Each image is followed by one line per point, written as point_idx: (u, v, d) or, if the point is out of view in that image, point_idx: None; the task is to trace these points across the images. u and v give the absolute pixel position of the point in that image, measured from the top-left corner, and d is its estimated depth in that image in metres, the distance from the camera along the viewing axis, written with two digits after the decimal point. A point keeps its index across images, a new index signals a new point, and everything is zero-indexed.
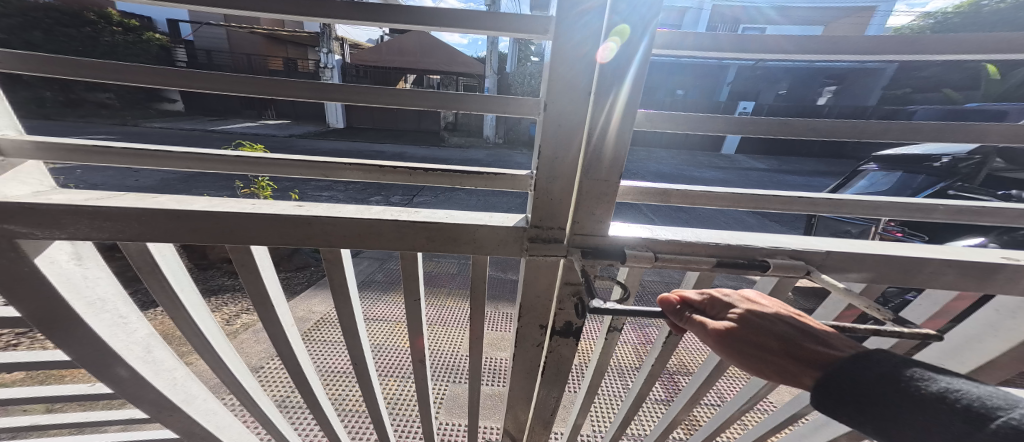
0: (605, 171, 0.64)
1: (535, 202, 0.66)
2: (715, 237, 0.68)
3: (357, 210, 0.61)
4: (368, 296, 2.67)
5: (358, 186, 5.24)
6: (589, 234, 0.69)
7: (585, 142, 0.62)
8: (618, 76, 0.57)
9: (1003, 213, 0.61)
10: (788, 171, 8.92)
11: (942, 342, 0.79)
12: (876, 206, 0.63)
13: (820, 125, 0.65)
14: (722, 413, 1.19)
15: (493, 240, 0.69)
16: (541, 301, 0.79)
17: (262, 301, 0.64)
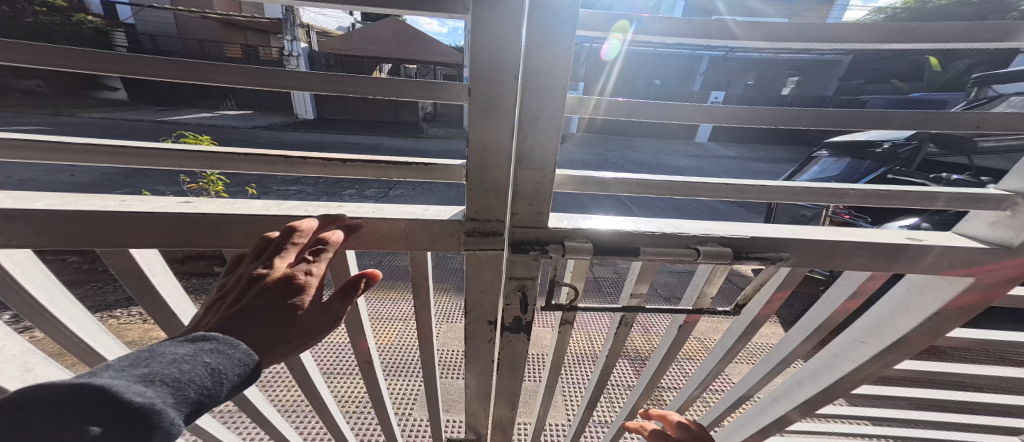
0: (540, 160, 0.61)
1: (470, 194, 0.62)
2: (655, 224, 0.68)
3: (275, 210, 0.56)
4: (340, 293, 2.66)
5: (328, 180, 5.06)
6: (528, 227, 0.66)
7: (519, 132, 0.58)
8: (551, 63, 0.54)
9: (908, 196, 0.63)
10: (756, 158, 9.33)
11: (861, 321, 0.85)
12: (800, 192, 0.64)
13: (743, 113, 0.64)
14: (680, 398, 1.23)
15: (429, 235, 0.64)
16: (486, 297, 0.76)
17: (158, 309, 0.63)
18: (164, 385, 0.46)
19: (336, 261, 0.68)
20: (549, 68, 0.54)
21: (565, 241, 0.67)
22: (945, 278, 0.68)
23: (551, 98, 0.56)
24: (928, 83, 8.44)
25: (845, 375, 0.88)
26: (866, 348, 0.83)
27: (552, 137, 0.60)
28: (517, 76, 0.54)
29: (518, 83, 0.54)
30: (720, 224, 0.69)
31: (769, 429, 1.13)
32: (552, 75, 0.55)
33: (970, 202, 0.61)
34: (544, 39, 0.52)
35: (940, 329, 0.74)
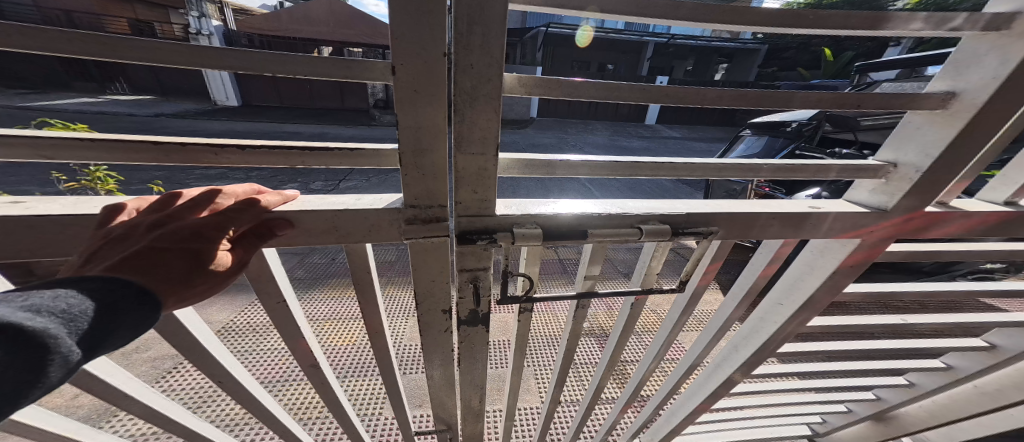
0: (480, 144, 0.58)
1: (405, 179, 0.58)
2: (600, 205, 0.70)
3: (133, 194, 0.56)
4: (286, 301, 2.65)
5: (265, 175, 4.58)
6: (474, 216, 0.64)
7: (458, 114, 0.55)
8: (483, 38, 0.50)
9: (808, 169, 0.72)
10: (694, 138, 10.17)
11: (779, 284, 0.99)
12: (723, 168, 0.70)
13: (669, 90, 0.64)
14: (640, 373, 1.31)
15: (364, 226, 0.61)
16: (436, 287, 0.74)
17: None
18: (52, 315, 0.45)
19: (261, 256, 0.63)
20: (481, 43, 0.50)
21: (513, 228, 0.66)
22: (840, 241, 0.80)
23: (487, 77, 0.53)
24: (828, 71, 9.78)
25: (771, 335, 1.03)
26: (783, 309, 0.98)
27: (491, 120, 0.57)
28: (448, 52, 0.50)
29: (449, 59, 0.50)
30: (657, 202, 0.73)
31: (715, 387, 1.27)
32: (486, 50, 0.51)
33: (857, 173, 0.71)
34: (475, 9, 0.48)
35: (838, 286, 0.89)
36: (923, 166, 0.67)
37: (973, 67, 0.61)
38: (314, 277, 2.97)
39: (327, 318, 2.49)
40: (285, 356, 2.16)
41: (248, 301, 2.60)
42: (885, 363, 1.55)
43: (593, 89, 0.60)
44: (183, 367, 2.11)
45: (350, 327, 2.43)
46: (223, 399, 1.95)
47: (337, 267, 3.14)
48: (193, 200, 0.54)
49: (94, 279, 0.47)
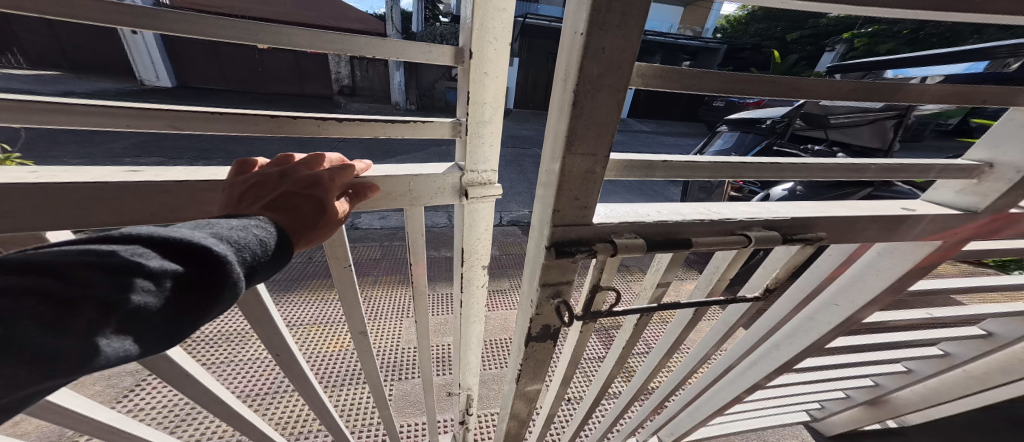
0: (594, 145, 0.47)
1: (470, 147, 0.77)
2: (696, 209, 0.62)
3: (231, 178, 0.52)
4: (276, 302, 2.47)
5: None
6: (571, 225, 0.55)
7: (575, 107, 0.44)
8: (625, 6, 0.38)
9: (913, 169, 0.66)
10: (664, 131, 10.57)
11: (832, 285, 0.95)
12: (828, 170, 0.64)
13: (805, 84, 0.52)
14: (675, 376, 1.25)
15: (435, 190, 0.74)
16: (479, 244, 0.94)
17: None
18: (230, 244, 0.48)
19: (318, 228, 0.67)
20: (621, 19, 0.38)
21: (611, 238, 0.57)
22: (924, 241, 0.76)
23: (621, 63, 0.42)
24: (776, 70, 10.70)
25: (821, 336, 1.00)
26: (839, 310, 0.95)
27: (612, 116, 0.45)
28: (581, 32, 0.39)
29: (582, 40, 0.39)
30: (754, 206, 0.65)
31: (748, 383, 1.23)
32: (626, 29, 0.39)
33: (955, 174, 0.68)
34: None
35: (903, 284, 0.86)
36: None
37: None
38: (293, 279, 2.71)
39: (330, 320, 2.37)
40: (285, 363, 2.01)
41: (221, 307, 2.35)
42: (888, 352, 1.61)
43: (724, 82, 0.50)
44: (147, 382, 1.90)
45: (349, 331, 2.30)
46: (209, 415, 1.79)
47: (317, 266, 2.89)
48: (304, 161, 0.62)
49: (255, 218, 0.52)
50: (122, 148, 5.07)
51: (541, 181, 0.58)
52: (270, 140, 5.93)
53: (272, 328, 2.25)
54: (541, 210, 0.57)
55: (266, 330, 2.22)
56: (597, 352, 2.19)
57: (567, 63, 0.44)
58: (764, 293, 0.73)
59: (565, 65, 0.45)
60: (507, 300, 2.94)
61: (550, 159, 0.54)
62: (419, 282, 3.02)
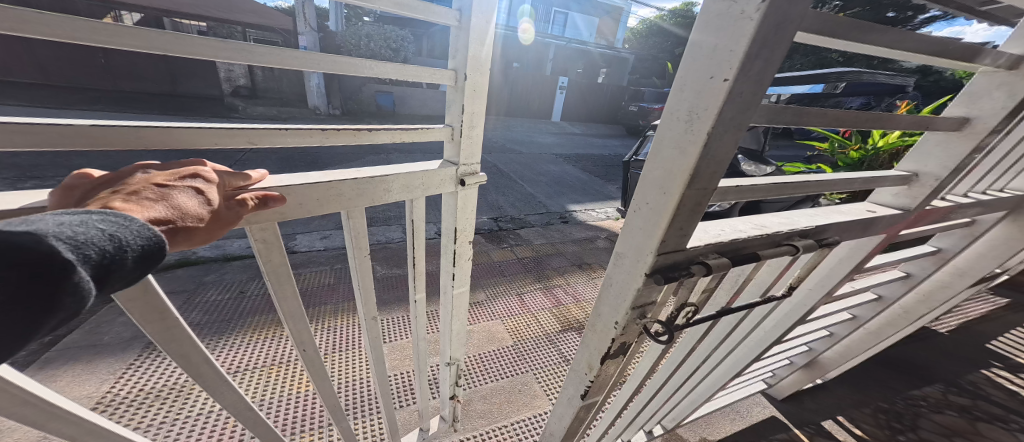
0: (709, 179, 0.52)
1: (466, 145, 0.91)
2: (745, 223, 0.68)
3: (299, 184, 0.60)
4: (223, 337, 2.00)
5: None
6: (670, 251, 0.60)
7: (704, 147, 0.47)
8: (767, 56, 0.41)
9: (886, 179, 0.77)
10: (594, 132, 11.39)
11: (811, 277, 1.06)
12: (851, 180, 0.71)
13: (850, 114, 0.57)
14: (698, 374, 1.29)
15: (436, 181, 0.88)
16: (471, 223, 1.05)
17: (152, 314, 0.52)
18: (63, 241, 0.40)
19: (347, 218, 0.74)
20: (762, 68, 0.42)
21: (699, 260, 0.62)
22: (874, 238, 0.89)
23: (747, 109, 0.46)
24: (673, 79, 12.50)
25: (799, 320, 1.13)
26: (810, 295, 1.08)
27: (730, 153, 0.50)
28: (726, 79, 0.42)
29: (726, 87, 0.42)
30: (792, 215, 0.72)
31: (749, 359, 1.31)
32: (763, 79, 0.43)
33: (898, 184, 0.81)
34: (777, 26, 0.39)
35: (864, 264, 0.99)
36: (941, 176, 0.79)
37: (985, 98, 0.74)
38: (229, 316, 2.17)
39: (327, 350, 2.12)
40: (280, 403, 1.68)
41: (136, 354, 1.81)
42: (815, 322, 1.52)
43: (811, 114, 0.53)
44: None
45: (339, 360, 2.06)
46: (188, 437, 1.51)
47: (254, 302, 2.30)
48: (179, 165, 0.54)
49: (103, 212, 0.44)
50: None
51: (634, 207, 0.62)
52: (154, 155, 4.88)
53: (242, 370, 1.82)
54: (640, 236, 0.61)
55: (239, 372, 1.81)
56: None
57: (695, 104, 0.47)
58: (788, 290, 0.87)
59: (691, 105, 0.47)
60: (488, 310, 2.90)
61: (654, 189, 0.57)
62: (384, 302, 2.83)
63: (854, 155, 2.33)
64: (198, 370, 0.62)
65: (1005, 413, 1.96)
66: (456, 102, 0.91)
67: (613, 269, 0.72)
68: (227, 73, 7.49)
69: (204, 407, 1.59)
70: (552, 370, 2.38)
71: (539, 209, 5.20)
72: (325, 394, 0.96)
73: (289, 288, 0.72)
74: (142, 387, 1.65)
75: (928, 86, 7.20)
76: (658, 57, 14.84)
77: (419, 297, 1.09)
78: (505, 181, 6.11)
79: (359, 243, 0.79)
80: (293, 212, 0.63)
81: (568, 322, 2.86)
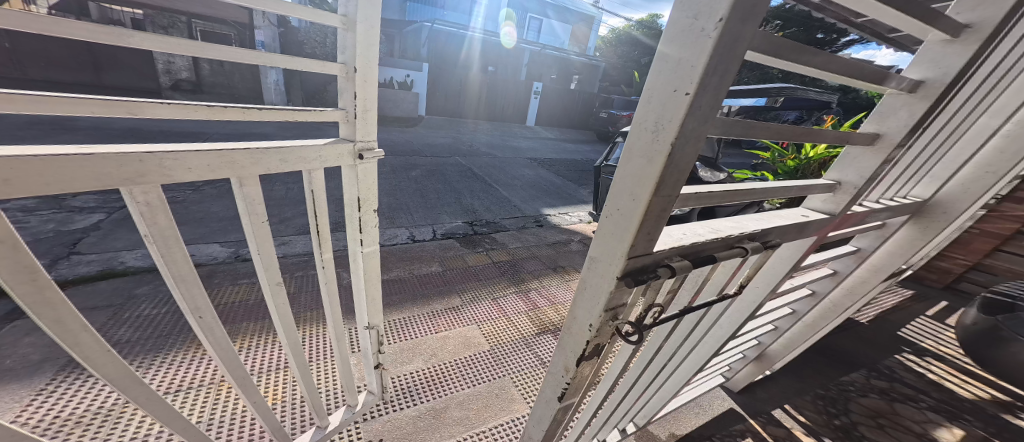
0: (674, 186, 0.56)
1: (360, 124, 1.05)
2: (704, 227, 0.73)
3: (186, 152, 0.64)
4: (171, 352, 1.87)
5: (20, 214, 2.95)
6: (640, 255, 0.63)
7: (670, 155, 0.51)
8: (721, 75, 0.47)
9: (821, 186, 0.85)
10: (566, 137, 11.64)
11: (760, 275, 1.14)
12: (803, 187, 0.77)
13: (792, 129, 0.63)
14: (666, 371, 1.36)
15: (334, 154, 1.00)
16: (372, 191, 1.17)
17: (20, 273, 0.54)
18: None
19: (240, 185, 0.79)
20: (717, 83, 0.47)
21: (666, 263, 0.67)
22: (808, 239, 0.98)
23: (708, 121, 0.51)
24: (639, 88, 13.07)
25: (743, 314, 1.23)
26: (757, 290, 1.16)
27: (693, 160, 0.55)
28: (689, 92, 0.47)
29: (689, 99, 0.47)
30: (743, 220, 0.77)
31: (707, 353, 1.38)
32: (719, 94, 0.49)
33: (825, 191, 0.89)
34: (729, 48, 0.45)
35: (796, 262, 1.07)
36: (859, 184, 0.88)
37: (890, 117, 0.83)
38: (161, 332, 1.99)
39: (258, 368, 1.91)
40: (225, 420, 1.57)
41: (48, 378, 1.62)
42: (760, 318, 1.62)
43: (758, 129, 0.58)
44: None
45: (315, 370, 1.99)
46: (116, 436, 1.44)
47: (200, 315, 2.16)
48: None
49: None
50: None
51: (606, 213, 0.65)
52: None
53: (178, 390, 1.67)
54: (612, 240, 0.64)
55: (173, 391, 1.66)
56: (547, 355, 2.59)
57: (661, 115, 0.51)
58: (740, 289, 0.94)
59: (657, 116, 0.52)
60: (464, 316, 2.87)
61: (625, 195, 0.60)
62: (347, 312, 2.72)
63: (792, 163, 2.52)
64: (74, 337, 0.63)
65: (915, 393, 2.20)
66: (348, 90, 1.04)
67: (587, 273, 0.75)
68: (165, 65, 6.97)
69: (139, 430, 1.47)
70: (530, 373, 2.40)
71: (512, 214, 5.22)
72: (226, 363, 0.98)
73: (179, 253, 0.75)
74: (62, 413, 1.49)
75: (851, 103, 8.12)
76: (625, 65, 15.47)
77: (327, 266, 1.15)
78: (478, 185, 6.10)
79: (254, 210, 0.84)
80: (181, 175, 0.67)
81: (544, 325, 2.90)
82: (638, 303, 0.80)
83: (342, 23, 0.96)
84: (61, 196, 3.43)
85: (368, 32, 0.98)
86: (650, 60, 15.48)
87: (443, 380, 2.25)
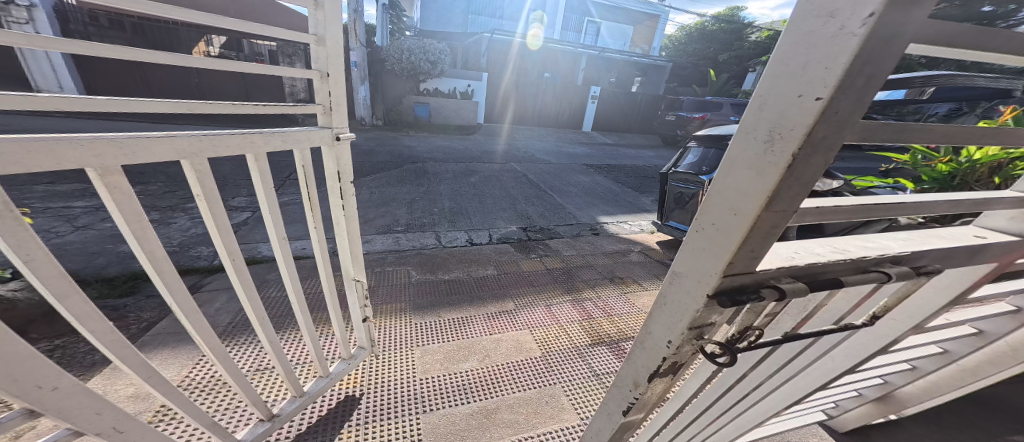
0: (790, 200, 0.49)
1: (337, 113, 1.32)
2: (819, 245, 0.65)
3: (222, 135, 0.92)
4: (285, 329, 2.16)
5: (189, 210, 3.65)
6: (739, 273, 0.57)
7: (789, 168, 0.46)
8: (870, 73, 0.40)
9: (1000, 200, 0.70)
10: (630, 142, 11.13)
11: (914, 310, 0.93)
12: (958, 202, 0.66)
13: (958, 132, 0.54)
14: (746, 401, 1.17)
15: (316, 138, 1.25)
16: (346, 163, 1.42)
17: (131, 216, 0.80)
18: None
19: (253, 159, 1.05)
20: (863, 85, 0.40)
21: (769, 283, 0.59)
22: (988, 265, 0.80)
23: (845, 127, 0.44)
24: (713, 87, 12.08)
25: (876, 349, 1.02)
26: (898, 325, 0.96)
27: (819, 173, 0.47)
28: (820, 97, 0.41)
29: (821, 105, 0.41)
30: (872, 242, 0.68)
31: (816, 383, 1.15)
32: (861, 99, 0.42)
33: (1014, 205, 0.72)
34: (886, 43, 0.37)
35: (967, 293, 0.88)
36: None
37: None
38: (284, 312, 2.31)
39: (300, 360, 1.93)
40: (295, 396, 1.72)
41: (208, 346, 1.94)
42: (895, 354, 1.37)
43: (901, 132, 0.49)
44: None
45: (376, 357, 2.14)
46: (220, 391, 1.67)
47: (309, 299, 2.47)
48: None
49: None
50: (41, 178, 4.08)
51: (695, 226, 0.59)
52: (225, 158, 5.26)
53: (264, 369, 1.84)
54: (704, 257, 0.58)
55: (258, 372, 1.81)
56: (607, 368, 2.45)
57: (781, 123, 0.45)
58: (872, 319, 0.81)
59: (774, 124, 0.46)
60: (515, 320, 2.86)
61: (721, 209, 0.54)
62: (421, 307, 2.89)
63: (943, 168, 2.08)
64: (158, 265, 0.89)
65: None
66: (324, 90, 1.28)
67: (667, 289, 0.69)
68: (290, 88, 8.05)
69: (232, 403, 1.61)
70: (584, 386, 2.28)
71: (570, 220, 5.14)
72: (252, 308, 1.19)
73: (218, 208, 1.00)
74: (200, 378, 1.73)
75: None
76: (697, 64, 14.44)
77: (317, 226, 1.40)
78: (538, 192, 6.11)
79: (264, 179, 1.10)
80: (223, 151, 0.94)
81: (598, 337, 2.76)
82: (734, 328, 0.72)
83: (316, 40, 1.20)
84: (224, 195, 4.14)
85: (334, 46, 1.25)
86: (729, 56, 14.18)
87: (495, 381, 2.26)
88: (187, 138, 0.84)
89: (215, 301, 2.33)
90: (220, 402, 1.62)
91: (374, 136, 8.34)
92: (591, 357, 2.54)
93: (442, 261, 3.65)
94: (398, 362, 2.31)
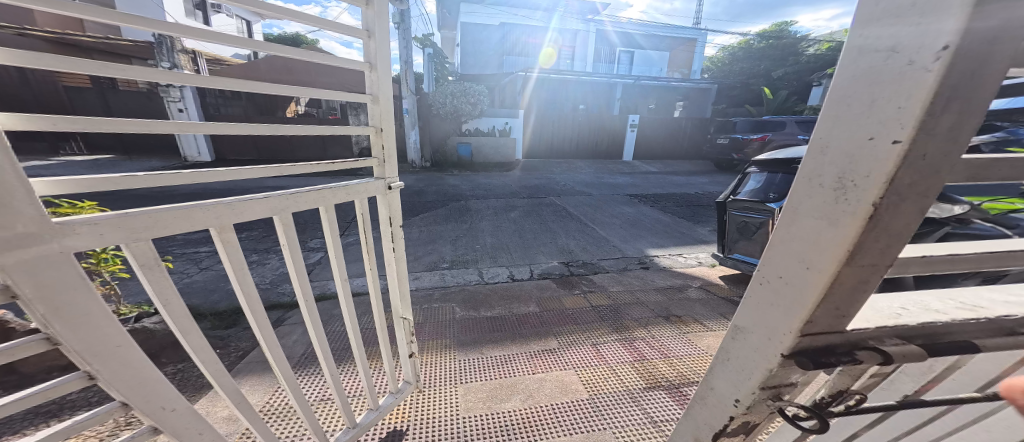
0: (877, 254, 0.49)
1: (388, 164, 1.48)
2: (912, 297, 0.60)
3: (303, 192, 1.08)
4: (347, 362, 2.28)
5: (271, 250, 4.15)
6: (819, 333, 0.55)
7: (869, 218, 0.46)
8: (953, 115, 0.41)
9: None
10: (676, 169, 10.73)
11: None
12: None
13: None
14: None
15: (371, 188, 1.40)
16: (395, 207, 1.54)
17: (237, 263, 0.95)
18: None
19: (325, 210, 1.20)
20: (949, 127, 0.42)
21: (857, 346, 0.57)
22: None
23: (932, 174, 0.44)
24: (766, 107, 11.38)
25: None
26: None
27: (910, 222, 0.47)
28: (898, 140, 0.42)
29: (899, 148, 0.42)
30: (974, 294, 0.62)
31: None
32: (952, 139, 0.43)
33: None
34: (964, 86, 0.40)
35: None
36: None
37: None
38: (347, 345, 2.46)
39: (354, 392, 2.02)
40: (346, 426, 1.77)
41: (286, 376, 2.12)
42: None
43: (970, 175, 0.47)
44: None
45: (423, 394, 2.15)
46: (286, 417, 1.78)
47: (369, 332, 2.61)
48: None
49: None
50: None
51: (761, 278, 0.60)
52: None
53: (326, 399, 1.94)
54: (778, 310, 0.57)
55: (321, 403, 1.91)
56: (665, 414, 2.23)
57: (850, 170, 0.47)
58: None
59: (844, 169, 0.48)
60: (561, 359, 2.75)
61: (792, 260, 0.55)
62: (468, 345, 2.89)
63: None
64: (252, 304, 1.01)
65: None
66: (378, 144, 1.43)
67: (730, 343, 0.67)
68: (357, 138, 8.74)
69: (298, 430, 1.70)
70: (637, 433, 2.08)
71: (616, 254, 4.98)
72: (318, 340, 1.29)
73: (298, 254, 1.14)
74: (276, 405, 1.86)
75: None
76: (746, 85, 13.85)
77: (373, 266, 1.53)
78: (581, 225, 6.05)
79: (333, 227, 1.24)
80: (305, 204, 1.09)
81: (654, 380, 2.54)
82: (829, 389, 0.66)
83: (372, 99, 1.37)
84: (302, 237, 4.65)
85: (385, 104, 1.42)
86: (781, 74, 13.45)
87: (542, 423, 2.14)
88: (279, 197, 1.00)
89: (292, 333, 2.56)
90: (287, 427, 1.73)
91: (424, 176, 8.97)
92: (646, 402, 2.33)
93: (485, 297, 3.68)
94: (443, 399, 2.29)
